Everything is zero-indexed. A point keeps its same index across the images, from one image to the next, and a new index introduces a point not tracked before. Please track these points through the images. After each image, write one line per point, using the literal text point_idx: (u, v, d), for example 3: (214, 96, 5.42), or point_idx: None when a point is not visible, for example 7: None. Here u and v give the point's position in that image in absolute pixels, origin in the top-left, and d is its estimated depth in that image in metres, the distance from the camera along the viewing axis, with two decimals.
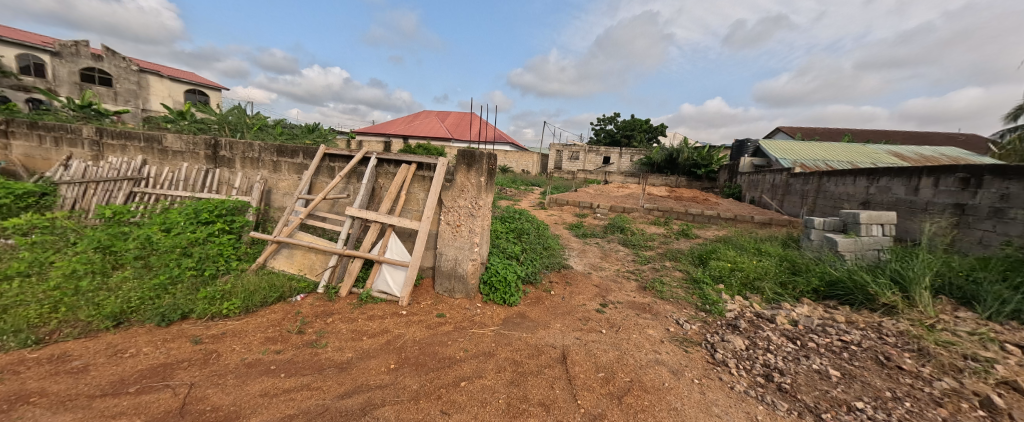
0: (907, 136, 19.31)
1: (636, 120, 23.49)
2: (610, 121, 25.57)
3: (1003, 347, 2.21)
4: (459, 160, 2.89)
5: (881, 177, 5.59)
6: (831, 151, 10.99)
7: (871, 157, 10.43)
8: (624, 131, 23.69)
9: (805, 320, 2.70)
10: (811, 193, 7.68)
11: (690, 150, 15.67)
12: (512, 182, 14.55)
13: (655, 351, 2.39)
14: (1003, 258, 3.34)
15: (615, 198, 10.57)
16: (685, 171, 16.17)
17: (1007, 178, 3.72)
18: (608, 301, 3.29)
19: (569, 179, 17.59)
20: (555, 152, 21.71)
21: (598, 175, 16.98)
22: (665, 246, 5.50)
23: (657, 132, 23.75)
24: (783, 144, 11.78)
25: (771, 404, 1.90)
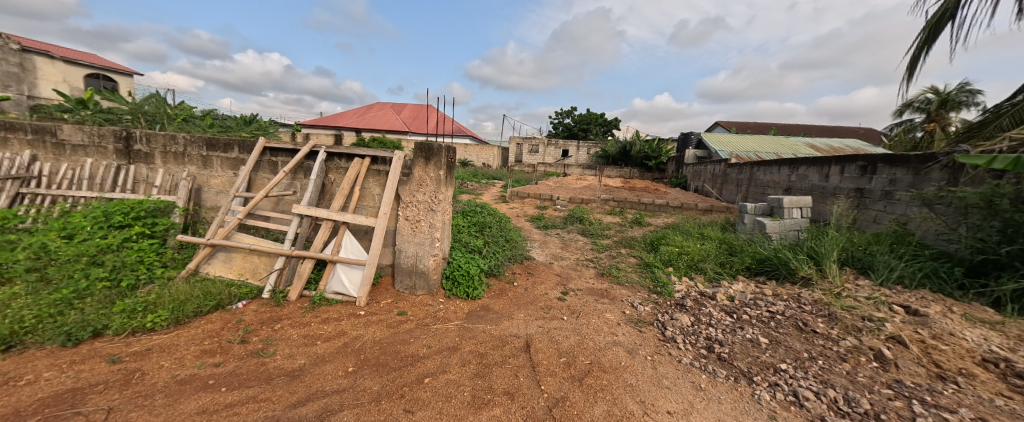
0: (823, 130, 21.87)
1: (591, 114, 24.24)
2: (567, 114, 26.16)
3: (891, 307, 2.64)
4: (416, 153, 2.83)
5: (800, 166, 6.31)
6: (761, 143, 12.18)
7: (793, 148, 11.71)
8: (580, 124, 24.35)
9: (740, 295, 3.02)
10: (745, 181, 8.48)
11: (641, 143, 16.54)
12: (472, 176, 14.44)
13: (612, 334, 2.55)
14: (891, 233, 3.95)
15: (573, 190, 10.92)
16: (637, 163, 17.04)
17: (894, 165, 4.38)
18: (569, 289, 3.43)
19: (529, 172, 17.82)
20: (515, 145, 21.85)
21: (558, 168, 17.39)
22: (620, 234, 5.81)
23: (612, 125, 24.70)
24: (721, 137, 12.84)
25: (712, 372, 2.13)
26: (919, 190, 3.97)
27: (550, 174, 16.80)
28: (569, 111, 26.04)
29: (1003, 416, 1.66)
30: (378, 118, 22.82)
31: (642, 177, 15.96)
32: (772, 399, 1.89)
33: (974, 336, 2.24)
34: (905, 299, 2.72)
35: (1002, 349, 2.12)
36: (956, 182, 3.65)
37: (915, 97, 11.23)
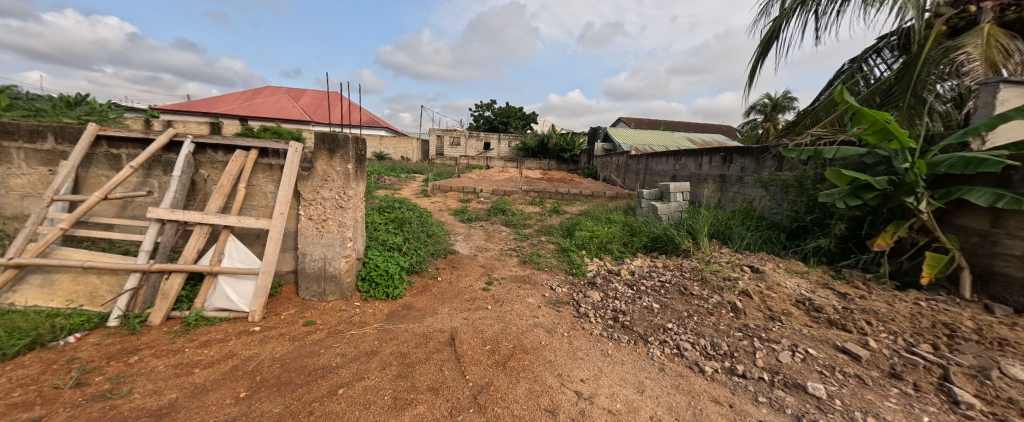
0: (699, 128, 25.95)
1: (509, 107, 24.71)
2: (487, 107, 26.24)
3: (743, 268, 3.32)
4: (318, 145, 2.56)
5: (682, 157, 7.43)
6: (653, 137, 13.97)
7: (677, 142, 13.71)
8: (500, 118, 24.65)
9: (639, 270, 3.48)
10: (642, 170, 9.66)
11: (557, 136, 17.56)
12: (390, 169, 13.65)
13: (533, 316, 2.71)
14: (743, 209, 4.95)
15: (495, 182, 11.11)
16: (554, 156, 18.07)
17: (743, 155, 5.47)
18: (493, 278, 3.53)
19: (450, 165, 17.52)
20: (435, 137, 21.17)
21: (480, 160, 17.42)
22: (540, 223, 6.15)
23: (529, 119, 25.54)
24: (622, 131, 14.37)
25: (618, 339, 2.44)
26: (758, 175, 5.04)
27: (472, 167, 16.76)
28: (488, 104, 26.16)
29: (806, 340, 2.26)
30: (268, 104, 19.85)
31: (558, 168, 16.95)
32: (662, 353, 2.25)
33: (792, 284, 2.97)
34: (750, 261, 3.45)
35: (808, 291, 2.87)
36: (781, 168, 4.74)
37: (759, 101, 14.03)
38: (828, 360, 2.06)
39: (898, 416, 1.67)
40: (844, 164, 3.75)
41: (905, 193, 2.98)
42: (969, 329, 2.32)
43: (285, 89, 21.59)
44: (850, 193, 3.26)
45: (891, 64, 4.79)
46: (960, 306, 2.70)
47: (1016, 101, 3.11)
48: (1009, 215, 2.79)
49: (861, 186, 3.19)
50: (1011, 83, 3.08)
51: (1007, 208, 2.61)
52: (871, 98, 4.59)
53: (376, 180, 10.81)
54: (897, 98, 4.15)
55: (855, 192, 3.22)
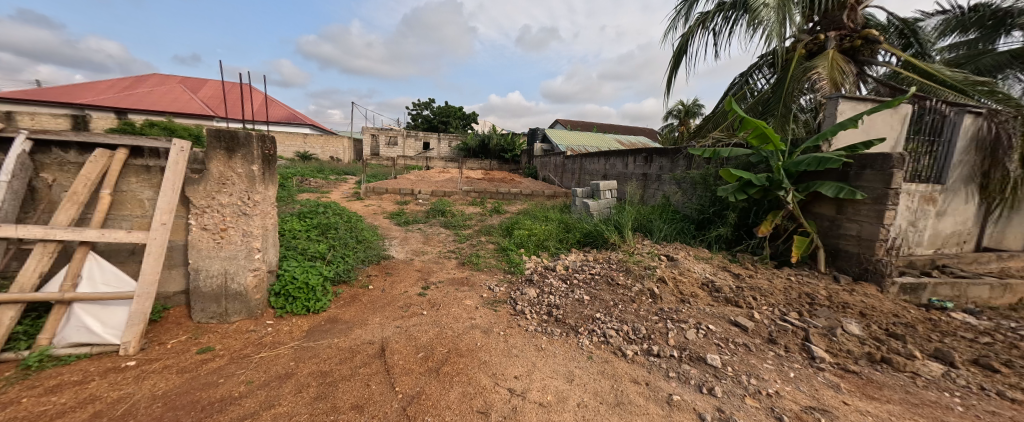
0: (628, 130, 28.07)
1: (447, 107, 24.20)
2: (424, 106, 25.38)
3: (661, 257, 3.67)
4: (212, 144, 2.23)
5: (611, 157, 7.97)
6: (586, 139, 14.79)
7: (607, 143, 14.67)
8: (438, 117, 24.01)
9: (573, 264, 3.66)
10: (577, 170, 10.18)
11: (497, 137, 17.65)
12: (316, 171, 12.56)
13: (470, 318, 2.68)
14: (661, 204, 5.47)
15: (434, 183, 10.83)
16: (495, 157, 18.15)
17: (661, 156, 6.07)
18: (430, 283, 3.41)
19: (385, 166, 16.65)
20: (367, 136, 19.90)
21: (417, 160, 16.82)
22: (481, 224, 6.13)
23: (468, 119, 25.28)
24: (558, 133, 14.99)
25: (552, 332, 2.53)
26: (673, 173, 5.62)
27: (410, 167, 16.12)
28: (425, 103, 25.37)
29: (708, 318, 2.58)
30: (155, 95, 16.89)
31: (499, 169, 17.08)
32: (591, 343, 2.38)
33: (699, 269, 3.36)
34: (666, 250, 3.83)
35: (710, 275, 3.27)
36: (690, 167, 5.33)
37: (676, 107, 15.64)
38: (723, 333, 2.37)
39: (773, 375, 1.99)
40: (735, 163, 4.36)
41: (778, 188, 3.56)
42: (824, 297, 2.85)
43: (179, 79, 18.60)
44: (739, 188, 3.80)
45: (770, 79, 5.69)
46: (819, 279, 3.30)
47: (850, 113, 3.91)
48: (848, 203, 3.49)
49: (747, 182, 3.73)
50: (846, 98, 3.86)
51: (846, 198, 3.28)
52: (755, 107, 5.40)
53: (301, 182, 9.87)
54: (774, 108, 4.94)
55: (744, 187, 3.75)
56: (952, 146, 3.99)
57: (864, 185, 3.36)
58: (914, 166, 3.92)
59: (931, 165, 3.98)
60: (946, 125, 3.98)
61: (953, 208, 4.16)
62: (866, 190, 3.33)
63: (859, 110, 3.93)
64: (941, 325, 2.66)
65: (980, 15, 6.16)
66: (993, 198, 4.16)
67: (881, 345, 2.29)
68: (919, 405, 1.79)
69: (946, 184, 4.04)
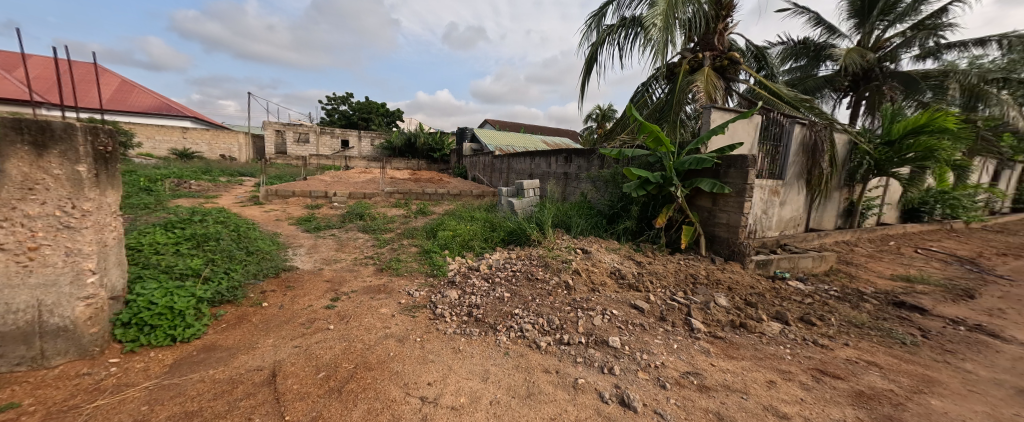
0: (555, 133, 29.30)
1: (368, 103, 22.53)
2: (341, 101, 23.28)
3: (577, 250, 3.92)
4: (9, 137, 1.69)
5: (535, 157, 8.25)
6: (514, 139, 15.08)
7: (533, 144, 15.15)
8: (358, 113, 22.24)
9: (496, 263, 3.70)
10: (505, 170, 10.32)
11: (426, 135, 16.92)
12: (201, 171, 10.67)
13: (384, 328, 2.52)
14: (579, 200, 5.82)
15: (353, 184, 10.01)
16: (423, 156, 17.43)
17: (579, 156, 6.48)
18: (341, 293, 3.11)
19: (293, 166, 14.88)
20: (270, 132, 17.53)
21: (333, 160, 15.36)
22: (404, 226, 5.83)
23: (393, 117, 23.84)
24: (488, 133, 15.04)
25: (470, 333, 2.51)
26: (589, 172, 6.03)
27: (324, 168, 14.62)
28: (342, 97, 23.28)
29: (612, 303, 2.83)
30: None
31: (427, 169, 16.49)
32: (509, 339, 2.42)
33: (608, 260, 3.67)
34: (582, 244, 4.10)
35: (617, 264, 3.60)
36: (603, 166, 5.78)
37: (595, 111, 16.93)
38: (624, 316, 2.63)
39: (661, 348, 2.27)
40: (636, 163, 4.85)
41: (669, 184, 4.08)
42: (703, 277, 3.34)
43: None
44: (639, 185, 4.24)
45: (663, 89, 6.47)
46: (700, 262, 3.87)
47: (719, 120, 4.65)
48: (719, 196, 4.14)
49: (645, 179, 4.18)
50: (716, 108, 4.59)
51: (718, 192, 3.90)
52: (652, 114, 6.09)
53: (178, 184, 8.27)
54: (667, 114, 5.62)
55: (643, 184, 4.20)
56: (788, 149, 5.04)
57: (729, 182, 4.03)
58: (764, 166, 4.85)
59: (774, 165, 4.97)
60: (783, 133, 5.01)
61: (791, 198, 5.25)
62: (731, 186, 4.00)
63: (725, 119, 4.71)
64: (781, 292, 3.31)
65: (806, 47, 7.92)
66: (816, 190, 5.33)
67: (741, 313, 2.76)
68: (763, 359, 2.21)
69: (785, 179, 5.06)
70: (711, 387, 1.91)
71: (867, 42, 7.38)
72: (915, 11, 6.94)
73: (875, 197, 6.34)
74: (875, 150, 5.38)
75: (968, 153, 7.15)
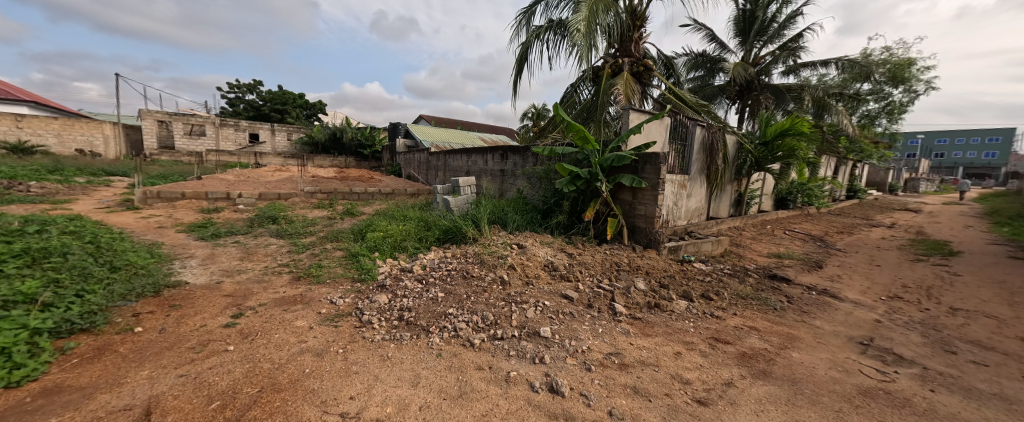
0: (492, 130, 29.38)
1: (282, 93, 20.19)
2: (248, 89, 20.52)
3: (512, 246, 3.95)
4: None
5: (471, 154, 8.15)
6: (451, 135, 14.77)
7: (471, 140, 15.00)
8: (270, 104, 19.80)
9: (431, 263, 3.57)
10: (441, 167, 10.04)
11: (353, 130, 15.70)
12: (49, 170, 8.54)
13: (299, 342, 2.26)
14: (516, 197, 5.89)
15: (264, 183, 8.88)
16: (350, 152, 16.16)
17: (514, 154, 6.57)
18: (246, 308, 2.73)
19: (184, 164, 12.68)
20: (152, 123, 14.73)
21: (239, 155, 13.43)
22: (327, 229, 5.33)
23: (314, 109, 21.71)
24: (423, 129, 14.49)
25: (400, 338, 2.38)
26: (524, 169, 6.15)
27: (227, 165, 12.74)
28: (250, 85, 20.54)
29: (544, 294, 2.92)
30: None
31: (356, 166, 15.34)
32: (442, 340, 2.35)
33: (542, 253, 3.77)
34: (518, 239, 4.15)
35: (550, 257, 3.71)
36: (537, 163, 5.93)
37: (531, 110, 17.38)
38: (555, 306, 2.72)
39: (588, 333, 2.40)
40: (567, 160, 5.05)
41: (596, 180, 4.34)
42: (625, 265, 3.61)
43: None
44: (570, 181, 4.43)
45: (589, 91, 6.84)
46: (623, 250, 4.19)
47: (637, 120, 5.06)
48: (637, 190, 4.52)
49: (575, 175, 4.39)
50: (633, 110, 4.98)
51: (637, 186, 4.26)
52: (580, 114, 6.40)
53: (9, 187, 6.47)
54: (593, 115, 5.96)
55: (573, 180, 4.42)
56: (692, 148, 5.70)
57: (645, 177, 4.40)
58: (673, 162, 5.42)
59: (682, 162, 5.59)
60: (687, 133, 5.64)
61: (695, 191, 5.94)
62: (647, 180, 4.38)
63: (641, 120, 5.14)
64: (688, 273, 3.74)
65: (704, 59, 9.00)
66: (714, 184, 6.13)
67: (656, 295, 3.04)
68: (673, 334, 2.46)
69: (690, 175, 5.73)
70: (629, 364, 2.07)
71: (748, 58, 8.63)
72: (781, 34, 8.33)
73: (757, 189, 7.50)
74: (755, 150, 6.39)
75: (817, 152, 8.84)
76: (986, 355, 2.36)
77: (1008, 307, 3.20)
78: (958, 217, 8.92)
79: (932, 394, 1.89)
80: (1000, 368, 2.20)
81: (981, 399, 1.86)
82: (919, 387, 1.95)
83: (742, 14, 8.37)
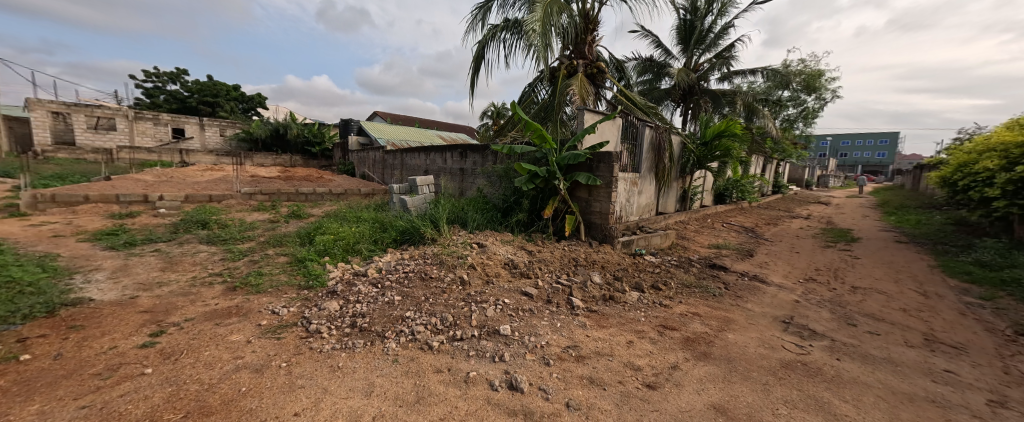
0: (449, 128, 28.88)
1: (214, 84, 18.29)
2: (171, 78, 18.33)
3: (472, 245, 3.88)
4: None
5: (429, 152, 7.93)
6: (408, 133, 14.28)
7: (428, 138, 14.61)
8: (199, 96, 17.86)
9: (387, 265, 3.41)
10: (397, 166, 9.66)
11: (298, 126, 14.63)
12: None
13: (234, 358, 2.05)
14: (476, 196, 5.82)
15: (192, 184, 7.98)
16: (296, 150, 15.04)
17: (474, 152, 6.48)
18: (169, 324, 2.41)
19: (90, 163, 11.03)
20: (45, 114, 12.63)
21: (159, 153, 11.93)
22: (269, 233, 4.89)
23: (252, 103, 19.93)
24: (377, 126, 13.87)
25: (352, 346, 2.23)
26: (484, 167, 6.09)
27: (146, 164, 11.29)
28: (173, 74, 18.36)
29: (504, 292, 2.90)
30: None
31: (303, 165, 14.32)
32: (399, 345, 2.24)
33: (503, 252, 3.75)
34: (478, 238, 4.09)
35: (510, 255, 3.70)
36: (497, 162, 5.91)
37: (489, 109, 17.33)
38: (515, 304, 2.72)
39: (547, 329, 2.42)
40: (525, 158, 5.07)
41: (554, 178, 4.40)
42: (582, 260, 3.71)
43: None
44: (529, 179, 4.45)
45: (546, 91, 6.93)
46: (580, 246, 4.30)
47: (591, 120, 5.21)
48: (593, 188, 4.65)
49: (533, 173, 4.42)
50: (587, 110, 5.12)
51: (592, 184, 4.38)
52: (538, 113, 6.47)
53: None
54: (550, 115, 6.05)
55: (531, 178, 4.43)
56: (642, 148, 5.98)
57: (600, 175, 4.55)
58: (625, 161, 5.66)
59: (632, 160, 5.86)
60: (637, 134, 5.91)
61: (645, 188, 6.25)
62: (602, 178, 4.53)
63: (595, 120, 5.31)
64: (639, 265, 3.93)
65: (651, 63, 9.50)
66: (662, 181, 6.49)
67: (611, 287, 3.15)
68: (626, 324, 2.56)
69: (641, 172, 6.01)
70: (586, 356, 2.12)
71: (689, 64, 9.24)
72: (716, 44, 9.03)
73: (699, 185, 8.08)
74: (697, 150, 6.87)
75: (748, 151, 9.73)
76: (879, 325, 2.72)
77: (895, 283, 3.74)
78: (858, 208, 10.28)
79: (838, 362, 2.15)
80: (889, 335, 2.55)
81: (876, 364, 2.14)
82: (828, 357, 2.20)
83: (683, 24, 8.95)
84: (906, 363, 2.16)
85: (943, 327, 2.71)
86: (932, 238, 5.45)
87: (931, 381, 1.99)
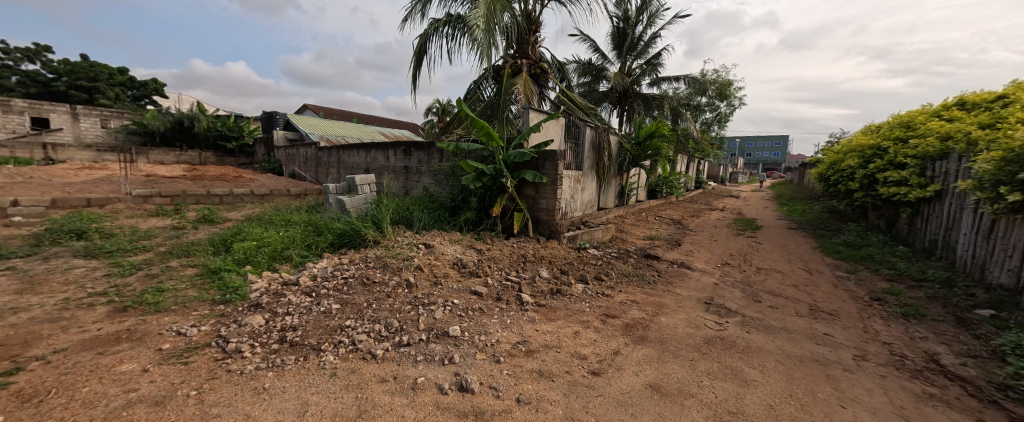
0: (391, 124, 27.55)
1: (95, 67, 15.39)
2: (31, 57, 15.06)
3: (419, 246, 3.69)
4: None
5: (370, 150, 7.44)
6: (346, 128, 13.33)
7: (369, 134, 13.77)
8: (75, 81, 14.90)
9: (322, 272, 3.11)
10: (333, 164, 8.94)
11: (210, 119, 12.89)
12: None
13: (126, 392, 1.70)
14: (422, 195, 5.58)
15: (68, 186, 6.61)
16: (208, 146, 13.23)
17: (418, 150, 6.21)
18: (30, 359, 1.93)
19: None
20: None
21: (14, 146, 9.64)
22: (172, 241, 4.20)
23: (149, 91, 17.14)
24: (309, 120, 12.74)
25: (281, 363, 1.98)
26: (429, 166, 5.86)
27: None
28: (35, 53, 15.12)
29: (453, 293, 2.80)
30: None
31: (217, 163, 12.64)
32: (337, 358, 2.03)
33: (451, 251, 3.62)
34: (425, 239, 3.91)
35: (460, 255, 3.59)
36: (442, 160, 5.72)
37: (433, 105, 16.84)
38: (464, 304, 2.63)
39: (497, 326, 2.38)
40: (472, 156, 4.96)
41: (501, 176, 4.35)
42: (531, 256, 3.72)
43: None
44: (477, 177, 4.34)
45: (492, 89, 6.85)
46: (529, 242, 4.32)
47: (536, 118, 5.25)
48: (540, 185, 4.70)
49: (480, 171, 4.31)
50: (532, 109, 5.16)
51: (539, 181, 4.42)
52: (484, 111, 6.36)
53: None
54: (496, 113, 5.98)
55: (479, 176, 4.33)
56: (584, 146, 6.20)
57: (546, 172, 4.60)
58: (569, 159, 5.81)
59: (575, 158, 6.04)
60: (579, 133, 6.10)
61: (588, 186, 6.49)
62: (547, 175, 4.59)
63: (540, 119, 5.37)
64: (583, 258, 4.05)
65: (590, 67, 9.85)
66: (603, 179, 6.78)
67: (558, 281, 3.21)
68: (574, 315, 2.61)
69: (583, 170, 6.22)
70: (535, 350, 2.11)
71: (624, 69, 9.77)
72: (646, 51, 9.67)
73: (635, 182, 8.62)
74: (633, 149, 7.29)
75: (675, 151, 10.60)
76: (777, 300, 3.10)
77: (788, 263, 4.32)
78: (762, 200, 11.78)
79: (748, 334, 2.40)
80: (784, 308, 2.91)
81: (776, 333, 2.43)
82: (740, 331, 2.44)
83: (616, 31, 9.43)
84: (797, 330, 2.48)
85: (823, 298, 3.16)
86: (815, 224, 6.41)
87: (815, 343, 2.30)
